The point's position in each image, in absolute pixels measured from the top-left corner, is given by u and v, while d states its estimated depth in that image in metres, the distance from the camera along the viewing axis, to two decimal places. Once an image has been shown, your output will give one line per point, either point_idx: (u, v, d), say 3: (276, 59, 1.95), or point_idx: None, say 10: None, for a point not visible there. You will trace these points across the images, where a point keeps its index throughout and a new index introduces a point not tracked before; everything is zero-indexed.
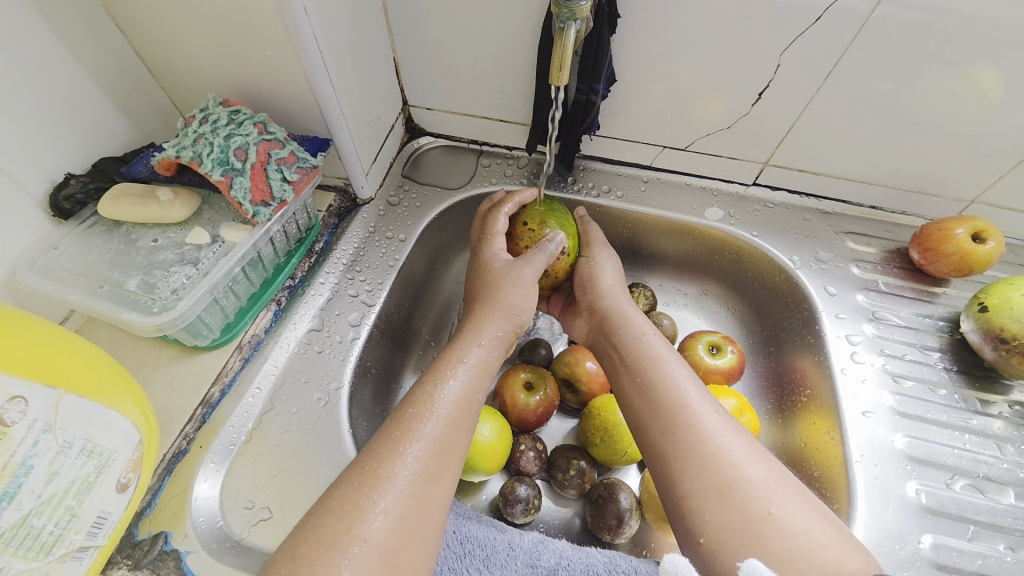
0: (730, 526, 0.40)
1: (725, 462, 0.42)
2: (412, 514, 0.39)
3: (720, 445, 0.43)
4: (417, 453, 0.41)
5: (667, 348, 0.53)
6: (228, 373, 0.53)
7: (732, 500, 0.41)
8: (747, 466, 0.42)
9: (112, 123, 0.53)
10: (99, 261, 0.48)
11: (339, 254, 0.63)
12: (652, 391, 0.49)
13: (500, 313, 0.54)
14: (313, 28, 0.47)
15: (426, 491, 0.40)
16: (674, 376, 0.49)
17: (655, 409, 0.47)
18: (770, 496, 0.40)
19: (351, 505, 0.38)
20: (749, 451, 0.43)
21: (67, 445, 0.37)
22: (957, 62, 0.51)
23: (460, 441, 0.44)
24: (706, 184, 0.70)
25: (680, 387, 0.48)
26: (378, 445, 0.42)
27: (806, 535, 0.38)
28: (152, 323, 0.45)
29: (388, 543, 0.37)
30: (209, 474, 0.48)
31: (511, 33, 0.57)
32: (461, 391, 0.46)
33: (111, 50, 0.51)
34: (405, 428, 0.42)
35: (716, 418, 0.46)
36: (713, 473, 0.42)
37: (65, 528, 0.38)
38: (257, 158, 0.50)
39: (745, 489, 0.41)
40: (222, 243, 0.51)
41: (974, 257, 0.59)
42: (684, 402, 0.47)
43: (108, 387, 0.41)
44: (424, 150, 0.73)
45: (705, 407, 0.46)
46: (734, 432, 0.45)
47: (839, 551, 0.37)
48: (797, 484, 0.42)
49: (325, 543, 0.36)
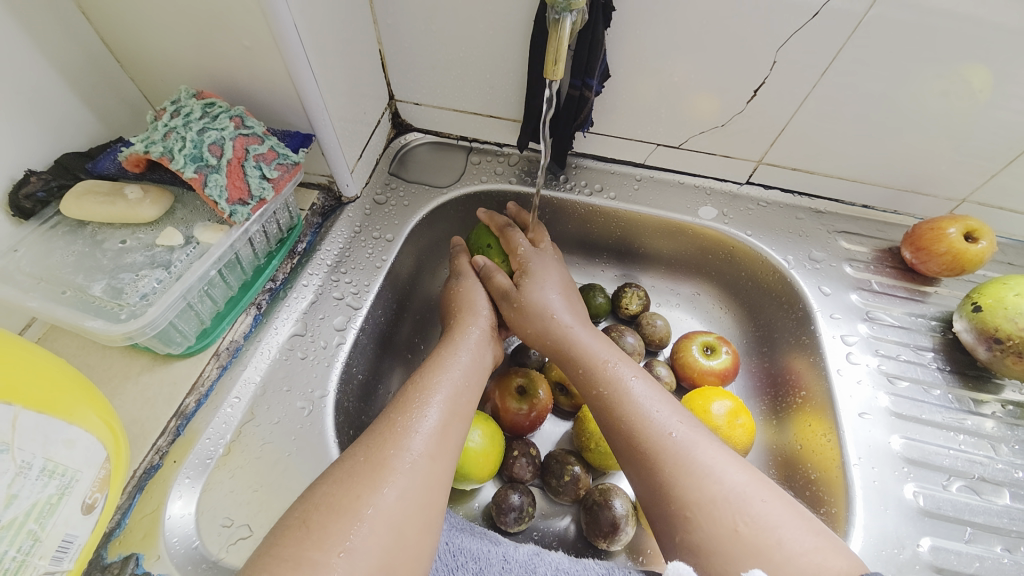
0: (702, 546, 0.39)
1: (690, 482, 0.41)
2: (419, 492, 0.39)
3: (684, 465, 0.42)
4: (423, 430, 0.42)
5: (621, 370, 0.50)
6: (205, 383, 0.50)
7: (699, 523, 0.40)
8: (716, 482, 0.41)
9: (76, 116, 0.50)
10: (62, 265, 0.45)
11: (323, 254, 0.60)
12: (612, 420, 0.48)
13: (470, 315, 0.57)
14: (292, 15, 0.45)
15: (431, 469, 0.40)
16: (629, 403, 0.47)
17: (619, 436, 0.47)
18: (738, 511, 0.39)
19: (358, 478, 0.38)
20: (720, 461, 0.42)
21: (26, 466, 0.34)
22: (949, 62, 0.50)
23: (457, 429, 0.45)
24: (700, 182, 0.69)
25: (637, 410, 0.47)
26: (382, 427, 0.42)
27: (779, 547, 0.37)
28: (119, 332, 0.42)
29: (396, 512, 0.37)
30: (184, 491, 0.45)
31: (501, 27, 0.55)
32: (452, 385, 0.47)
33: (75, 39, 0.48)
34: (401, 415, 0.43)
35: (677, 440, 0.44)
36: (681, 494, 0.41)
37: (28, 554, 0.35)
38: (234, 154, 0.47)
39: (713, 508, 0.39)
40: (197, 244, 0.48)
41: (966, 256, 0.59)
42: (642, 427, 0.45)
43: (70, 402, 0.38)
44: (412, 147, 0.71)
45: (665, 427, 0.45)
46: (703, 445, 0.43)
47: (818, 558, 0.36)
48: (775, 490, 0.41)
49: (337, 509, 0.36)
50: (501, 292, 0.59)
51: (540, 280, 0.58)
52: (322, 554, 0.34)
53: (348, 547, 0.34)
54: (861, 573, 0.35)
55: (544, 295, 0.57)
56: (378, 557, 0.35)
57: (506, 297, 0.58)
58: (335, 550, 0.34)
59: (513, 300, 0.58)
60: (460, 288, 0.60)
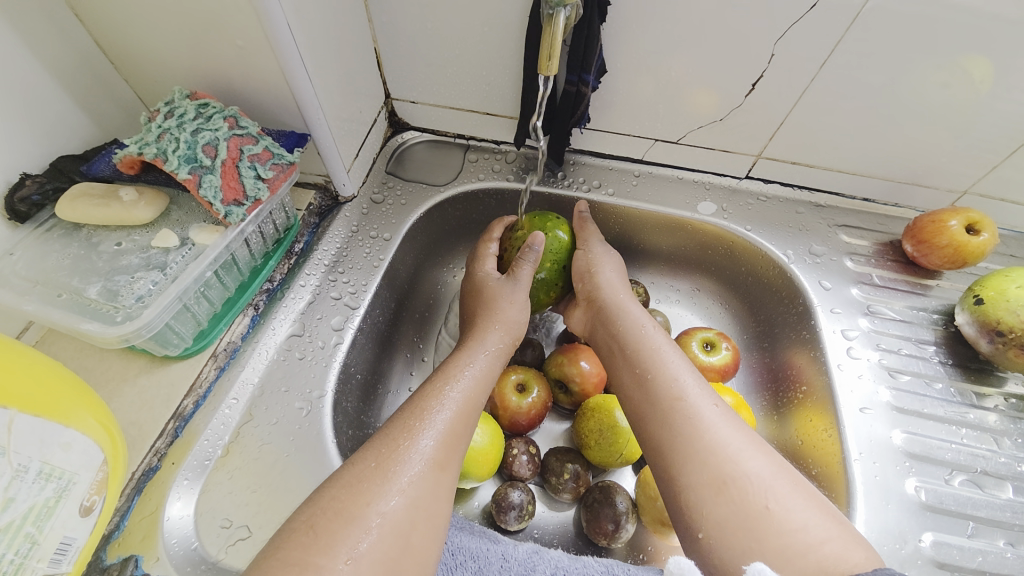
0: (727, 523, 0.38)
1: (723, 456, 0.41)
2: (426, 501, 0.38)
3: (720, 438, 0.42)
4: (434, 437, 0.42)
5: (666, 342, 0.52)
6: (202, 384, 0.50)
7: (728, 494, 0.39)
8: (746, 460, 0.41)
9: (70, 118, 0.50)
10: (57, 268, 0.45)
11: (320, 254, 0.60)
12: (652, 381, 0.48)
13: (501, 322, 0.55)
14: (286, 15, 0.44)
15: (439, 480, 0.40)
16: (674, 369, 0.48)
17: (656, 397, 0.47)
18: (768, 490, 0.39)
19: (367, 483, 0.38)
20: (748, 444, 0.42)
21: (23, 469, 0.35)
22: (949, 54, 0.49)
23: (466, 437, 0.44)
24: (699, 177, 0.69)
25: (681, 376, 0.47)
26: (396, 431, 0.42)
27: (803, 532, 0.37)
28: (114, 334, 0.42)
29: (403, 519, 0.37)
30: (182, 492, 0.45)
31: (496, 23, 0.55)
32: (465, 393, 0.47)
33: (68, 42, 0.48)
34: (417, 419, 0.43)
35: (716, 413, 0.44)
36: (711, 467, 0.41)
37: (26, 557, 0.35)
38: (228, 155, 0.47)
39: (742, 485, 0.39)
40: (192, 246, 0.48)
41: (968, 248, 0.59)
42: (681, 395, 0.46)
43: (67, 405, 0.38)
44: (409, 145, 0.71)
45: (704, 399, 0.45)
46: (735, 425, 0.43)
47: (838, 548, 0.36)
48: (800, 478, 0.41)
49: (344, 516, 0.36)
50: (586, 239, 0.61)
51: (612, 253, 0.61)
52: (328, 559, 0.34)
53: (354, 554, 0.34)
54: (878, 564, 0.35)
55: (613, 265, 0.61)
56: (382, 562, 0.35)
57: (598, 241, 0.61)
58: (342, 557, 0.34)
59: (604, 246, 0.61)
60: (506, 292, 0.57)
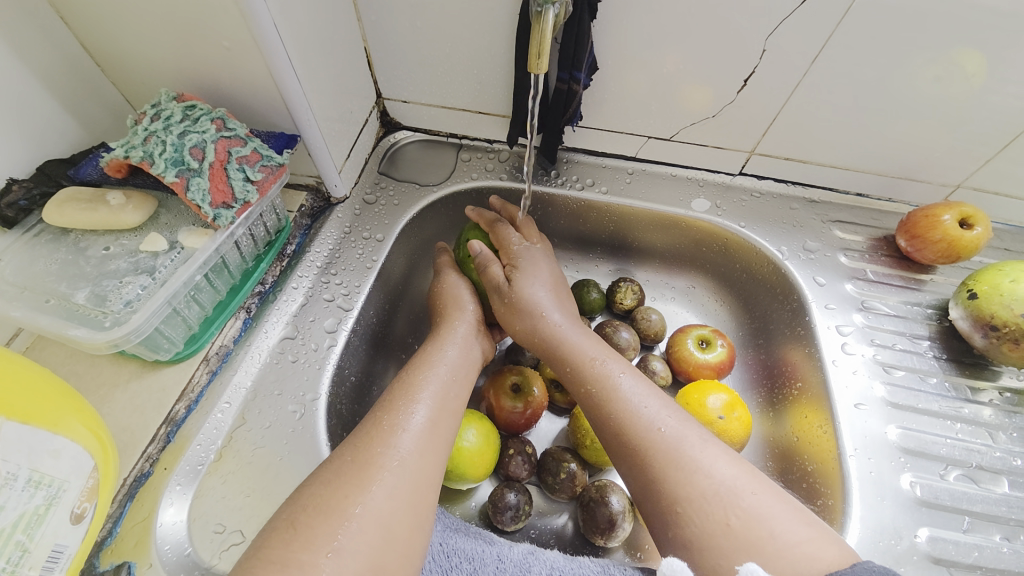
0: (692, 544, 0.39)
1: (676, 480, 0.41)
2: (408, 490, 0.38)
3: (671, 463, 0.42)
4: (412, 428, 0.42)
5: (607, 367, 0.50)
6: (193, 389, 0.49)
7: (687, 518, 0.39)
8: (703, 477, 0.40)
9: (58, 122, 0.49)
10: (45, 273, 0.44)
11: (312, 256, 0.60)
12: (598, 421, 0.47)
13: (458, 312, 0.57)
14: (272, 15, 0.44)
15: (420, 467, 0.40)
16: (616, 401, 0.47)
17: (606, 437, 0.47)
18: (727, 505, 0.39)
19: (348, 478, 0.38)
20: (707, 455, 0.42)
21: (11, 477, 0.34)
22: (942, 47, 0.49)
23: (447, 427, 0.44)
24: (692, 174, 0.69)
25: (624, 408, 0.46)
26: (370, 426, 0.42)
27: (772, 538, 0.37)
28: (103, 340, 0.42)
29: (384, 510, 0.37)
30: (175, 498, 0.45)
31: (488, 22, 0.55)
32: (439, 383, 0.47)
33: (54, 45, 0.47)
34: (390, 412, 0.43)
35: (663, 437, 0.43)
36: (668, 492, 0.41)
37: (17, 565, 0.35)
38: (216, 157, 0.46)
39: (700, 504, 0.39)
40: (181, 249, 0.47)
41: (962, 243, 0.59)
42: (625, 431, 0.45)
43: (54, 412, 0.38)
44: (401, 145, 0.70)
45: (652, 422, 0.45)
46: (689, 440, 0.43)
47: (811, 549, 0.36)
48: (764, 481, 0.41)
49: (325, 510, 0.36)
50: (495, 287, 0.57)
51: (530, 270, 0.57)
52: (310, 554, 0.33)
53: (336, 547, 0.34)
54: (852, 560, 0.35)
55: (533, 287, 0.56)
56: (367, 556, 0.35)
57: (497, 289, 0.56)
58: (323, 551, 0.34)
59: (505, 292, 0.56)
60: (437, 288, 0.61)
